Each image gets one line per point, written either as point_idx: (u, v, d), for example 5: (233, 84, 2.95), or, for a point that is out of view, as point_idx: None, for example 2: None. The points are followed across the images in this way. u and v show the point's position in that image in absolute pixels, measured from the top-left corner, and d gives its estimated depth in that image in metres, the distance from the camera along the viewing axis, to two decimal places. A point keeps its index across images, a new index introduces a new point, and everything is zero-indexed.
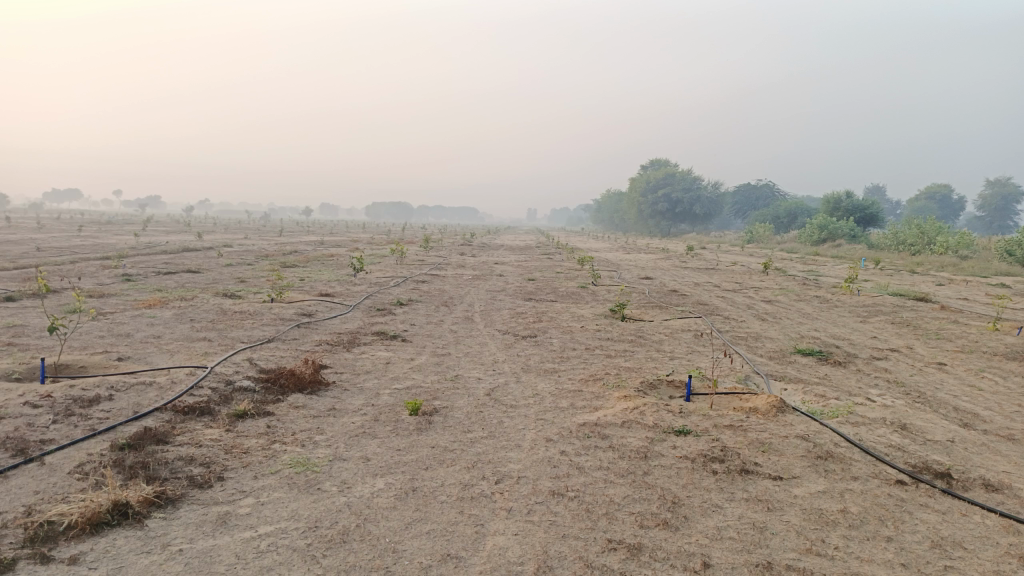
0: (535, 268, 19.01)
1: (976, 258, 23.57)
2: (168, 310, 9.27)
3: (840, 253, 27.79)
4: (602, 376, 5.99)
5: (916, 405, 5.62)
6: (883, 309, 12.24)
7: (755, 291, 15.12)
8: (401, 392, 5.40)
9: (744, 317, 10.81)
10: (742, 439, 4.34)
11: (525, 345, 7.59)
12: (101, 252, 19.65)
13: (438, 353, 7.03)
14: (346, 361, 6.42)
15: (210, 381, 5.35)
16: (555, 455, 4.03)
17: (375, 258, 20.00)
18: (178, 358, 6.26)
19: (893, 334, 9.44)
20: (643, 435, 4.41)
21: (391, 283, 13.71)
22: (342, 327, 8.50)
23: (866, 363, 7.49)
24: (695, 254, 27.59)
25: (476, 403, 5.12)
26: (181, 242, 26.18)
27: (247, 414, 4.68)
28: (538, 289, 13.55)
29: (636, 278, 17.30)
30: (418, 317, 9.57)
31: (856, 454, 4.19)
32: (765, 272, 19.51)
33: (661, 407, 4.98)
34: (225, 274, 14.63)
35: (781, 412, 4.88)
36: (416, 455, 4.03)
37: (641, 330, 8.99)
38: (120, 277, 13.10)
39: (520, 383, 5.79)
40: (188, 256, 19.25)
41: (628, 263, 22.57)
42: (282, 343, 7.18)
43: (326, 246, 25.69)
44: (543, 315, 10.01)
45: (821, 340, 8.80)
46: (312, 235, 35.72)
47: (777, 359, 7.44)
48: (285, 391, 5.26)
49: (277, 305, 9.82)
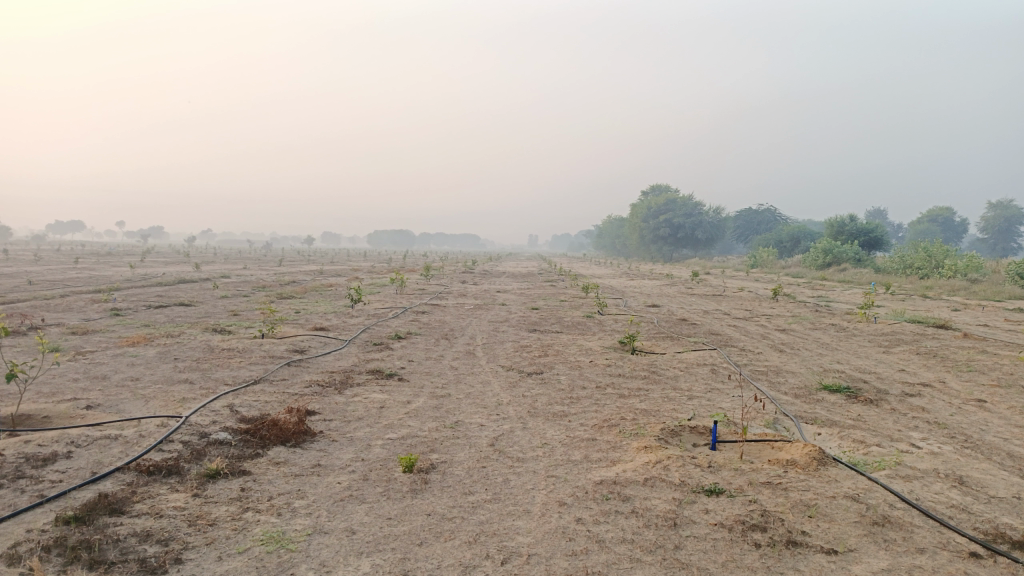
0: (538, 295, 18.53)
1: (987, 282, 23.03)
2: (151, 348, 8.75)
3: (847, 278, 27.24)
4: (617, 421, 5.43)
5: (966, 452, 5.05)
6: (904, 338, 11.66)
7: (767, 319, 14.56)
8: (395, 444, 4.85)
9: (760, 348, 10.26)
10: (784, 501, 3.79)
11: (530, 383, 7.05)
12: (95, 284, 19.22)
13: (437, 394, 6.48)
14: (336, 406, 5.89)
15: (183, 433, 4.82)
16: (570, 525, 3.49)
17: (375, 288, 19.53)
18: (153, 405, 5.72)
19: (921, 367, 8.86)
20: (670, 496, 3.87)
21: (389, 314, 13.20)
22: (336, 366, 7.96)
23: (899, 400, 6.91)
24: (701, 281, 27.14)
25: (478, 457, 4.57)
26: (176, 272, 25.69)
27: (219, 475, 4.14)
28: (542, 319, 13.02)
29: (643, 306, 16.73)
30: (417, 352, 9.04)
31: (916, 518, 3.64)
32: (774, 298, 18.96)
33: (687, 460, 4.43)
34: (218, 306, 14.15)
35: (822, 466, 4.33)
36: (410, 526, 3.48)
37: (653, 364, 8.45)
38: (108, 312, 12.58)
39: (527, 431, 5.24)
40: (183, 288, 18.75)
41: (633, 290, 22.06)
42: (269, 385, 6.64)
43: (326, 276, 25.21)
44: (549, 349, 9.47)
45: (847, 375, 8.23)
46: (313, 265, 35.26)
47: (803, 397, 6.88)
48: (265, 444, 4.72)
49: (267, 340, 9.31)
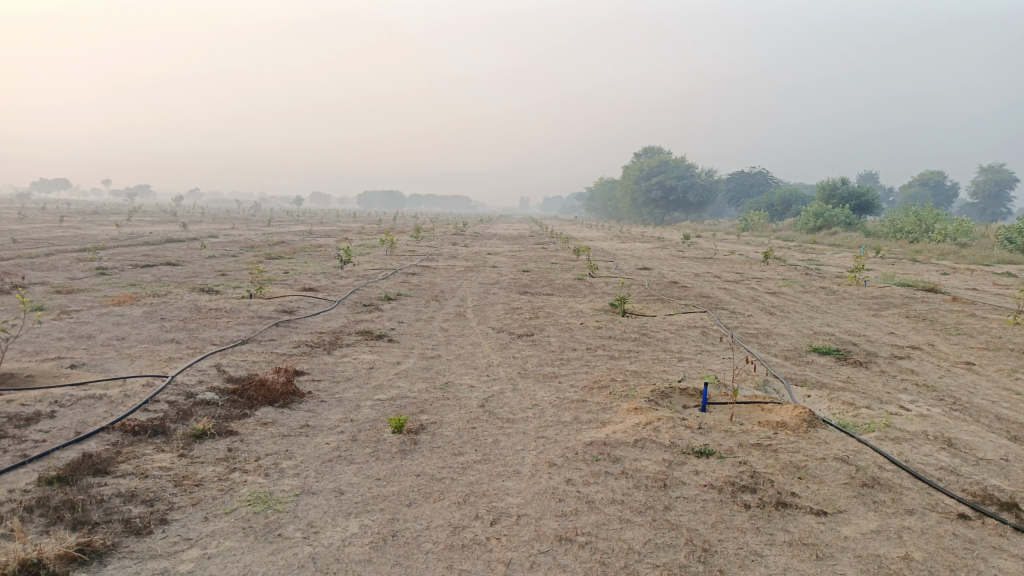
0: (529, 257, 18.45)
1: (976, 246, 23.11)
2: (137, 307, 8.64)
3: (837, 241, 27.26)
4: (608, 383, 5.41)
5: (954, 414, 5.07)
6: (894, 301, 11.69)
7: (758, 282, 14.56)
8: (384, 405, 4.81)
9: (751, 311, 10.26)
10: (774, 462, 3.78)
11: (521, 345, 7.01)
12: (80, 243, 18.96)
13: (426, 356, 6.43)
14: (325, 367, 5.83)
15: (169, 393, 4.76)
16: (560, 486, 3.48)
17: (364, 248, 19.38)
18: (138, 365, 5.65)
19: (910, 330, 8.89)
20: (660, 457, 3.86)
21: (379, 275, 13.10)
22: (324, 326, 7.90)
23: (889, 363, 6.93)
24: (692, 244, 27.09)
25: (468, 418, 4.54)
26: (163, 232, 25.46)
27: (206, 435, 4.09)
28: (533, 281, 12.96)
29: (634, 268, 16.69)
30: (407, 314, 8.98)
31: (905, 480, 3.64)
32: (765, 262, 18.96)
33: (678, 422, 4.41)
34: (206, 266, 14.00)
35: (812, 428, 4.33)
36: (399, 487, 3.45)
37: (644, 326, 8.43)
38: (94, 272, 12.42)
39: (517, 392, 5.22)
40: (169, 248, 18.54)
41: (624, 253, 22.00)
42: (256, 346, 6.57)
43: (315, 237, 24.96)
44: (540, 310, 9.42)
45: (836, 338, 8.24)
46: (302, 225, 34.95)
47: (793, 359, 6.88)
48: (253, 404, 4.67)
49: (255, 301, 9.22)
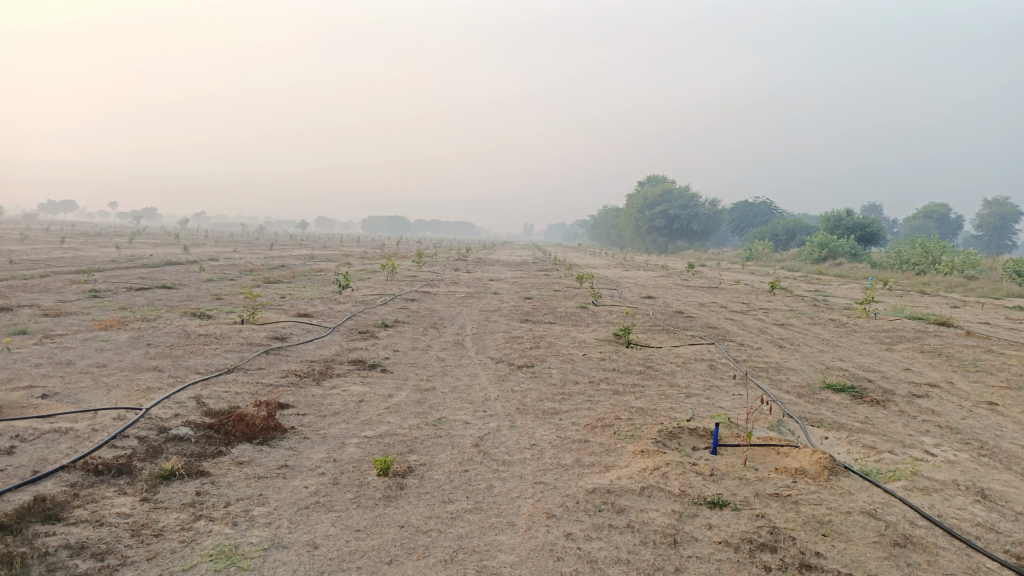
0: (531, 284, 18.16)
1: (984, 279, 22.78)
2: (124, 332, 8.34)
3: (843, 273, 26.93)
4: (612, 422, 5.07)
5: (984, 460, 4.70)
6: (905, 335, 11.34)
7: (765, 313, 14.21)
8: (371, 443, 4.47)
9: (759, 343, 9.92)
10: (794, 516, 3.44)
11: (520, 378, 6.68)
12: (78, 265, 18.72)
13: (420, 388, 6.10)
14: (311, 400, 5.50)
15: (140, 427, 4.44)
16: (559, 542, 3.14)
17: (364, 273, 19.11)
18: (114, 395, 5.33)
19: (926, 366, 8.53)
20: (669, 509, 3.52)
21: (377, 301, 12.81)
22: (316, 354, 7.58)
23: (907, 402, 6.57)
24: (696, 272, 26.77)
25: (460, 459, 4.21)
26: (163, 254, 25.25)
27: (174, 476, 3.77)
28: (535, 309, 12.63)
29: (638, 297, 16.36)
30: (403, 342, 8.66)
31: (941, 539, 3.29)
32: (771, 292, 18.62)
33: (688, 467, 4.07)
34: (201, 290, 13.72)
35: (834, 476, 3.98)
36: (380, 540, 3.12)
37: (650, 358, 8.10)
38: (85, 294, 12.13)
39: (514, 430, 4.88)
40: (166, 271, 18.28)
41: (627, 281, 21.70)
42: (242, 376, 6.25)
43: (316, 262, 24.72)
44: (541, 340, 9.10)
45: (849, 373, 7.89)
46: (303, 249, 34.79)
47: (806, 396, 6.53)
48: (230, 441, 4.35)
49: (247, 327, 8.90)
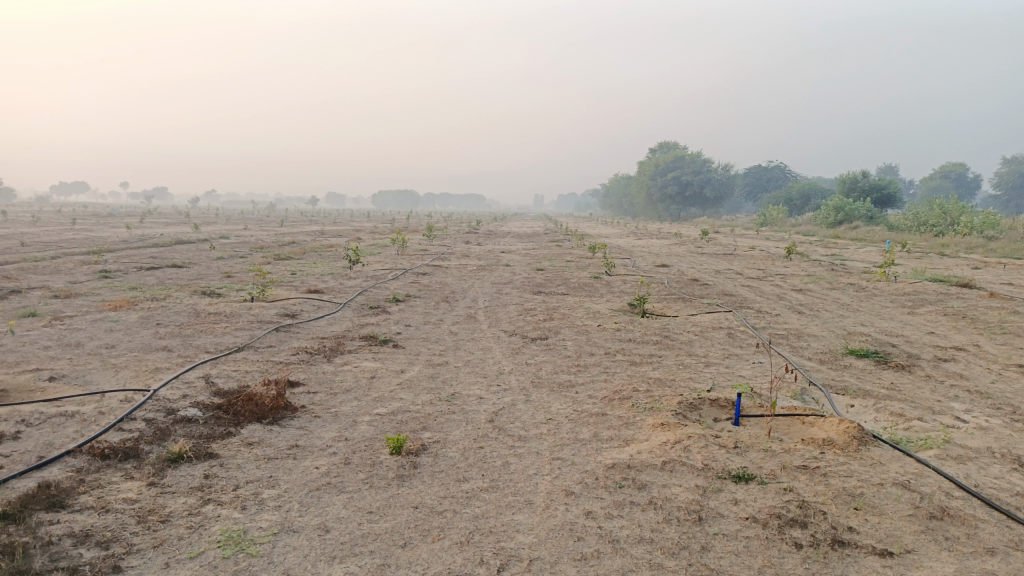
0: (543, 255, 17.99)
1: (1004, 239, 22.31)
2: (134, 312, 8.27)
3: (859, 236, 26.47)
4: (631, 394, 4.92)
5: (1018, 425, 4.52)
6: (927, 298, 11.09)
7: (782, 279, 13.96)
8: (384, 421, 4.36)
9: (777, 310, 9.73)
10: (823, 489, 3.30)
11: (534, 350, 6.54)
12: (89, 246, 18.70)
13: (433, 363, 5.98)
14: (322, 377, 5.40)
15: (148, 409, 4.34)
16: (579, 521, 3.01)
17: (375, 248, 18.98)
18: (122, 376, 5.25)
19: (951, 329, 8.31)
20: (692, 484, 3.39)
21: (389, 275, 12.69)
22: (327, 331, 7.47)
23: (933, 367, 6.38)
24: (710, 239, 26.44)
25: (475, 436, 4.09)
26: (174, 234, 25.26)
27: (182, 458, 3.67)
28: (548, 281, 12.46)
29: (652, 266, 16.12)
30: (415, 316, 8.54)
31: (979, 511, 3.13)
32: (787, 257, 18.32)
33: (710, 440, 3.92)
34: (211, 268, 13.64)
35: (863, 446, 3.82)
36: (393, 522, 3.00)
37: (666, 328, 7.94)
38: (96, 275, 12.08)
39: (529, 404, 4.75)
40: (177, 249, 18.22)
41: (640, 250, 21.43)
42: (251, 354, 6.14)
43: (327, 237, 24.62)
44: (555, 312, 8.94)
45: (872, 338, 7.69)
46: (314, 225, 34.73)
47: (829, 363, 6.35)
48: (239, 422, 4.25)
49: (257, 304, 8.82)
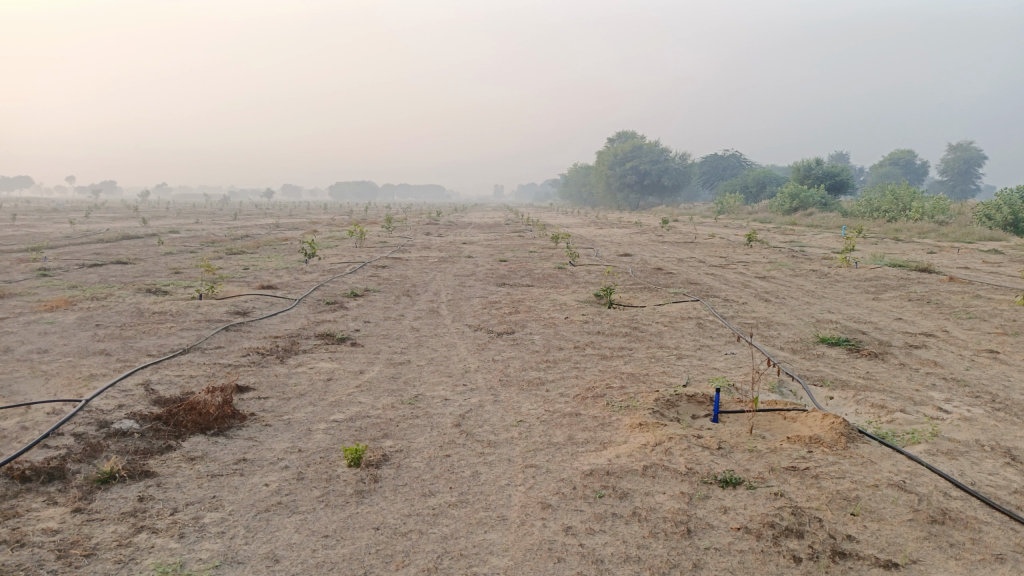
0: (505, 246, 17.70)
1: (955, 224, 22.69)
2: (72, 313, 7.73)
3: (815, 223, 26.74)
4: (605, 391, 4.67)
5: (1001, 415, 4.39)
6: (890, 283, 11.09)
7: (745, 267, 13.88)
8: (341, 428, 4.03)
9: (744, 298, 9.59)
10: (817, 493, 3.08)
11: (501, 346, 6.25)
12: (27, 242, 17.75)
13: (394, 362, 5.65)
14: (274, 381, 5.03)
15: (78, 422, 3.93)
16: (558, 539, 2.74)
17: (332, 241, 18.44)
18: (52, 385, 4.80)
19: (918, 315, 8.25)
20: (677, 491, 3.14)
21: (346, 269, 12.25)
22: (281, 329, 7.07)
23: (906, 354, 6.27)
24: (669, 228, 26.37)
25: (441, 443, 3.79)
26: (121, 227, 24.31)
27: (113, 479, 3.29)
28: (511, 272, 12.18)
29: (616, 255, 15.94)
30: (374, 312, 8.17)
31: (980, 512, 2.94)
32: (748, 245, 18.33)
33: (693, 441, 3.68)
34: (159, 264, 13.01)
35: (852, 444, 3.63)
36: (351, 547, 2.69)
37: (635, 319, 7.73)
38: (33, 273, 11.38)
39: (498, 405, 4.47)
40: (123, 245, 17.44)
41: (602, 239, 21.26)
42: (198, 356, 5.73)
43: (282, 230, 23.95)
44: (520, 304, 8.66)
45: (842, 326, 7.59)
46: (268, 218, 33.76)
47: (802, 353, 6.19)
48: (181, 434, 3.88)
49: (206, 302, 8.35)
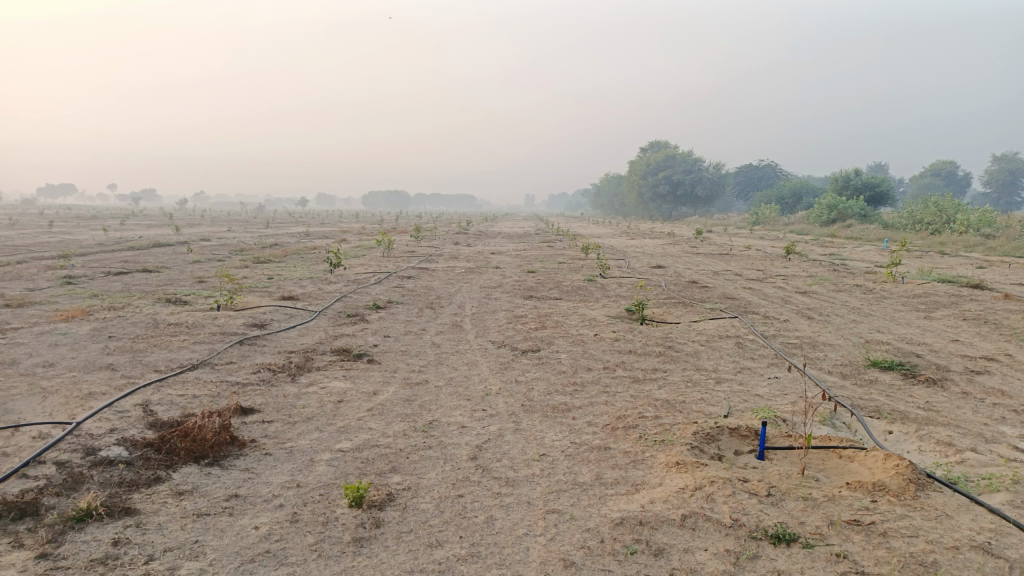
0: (535, 257, 17.32)
1: (1003, 237, 21.76)
2: (87, 324, 7.52)
3: (854, 235, 25.93)
4: (637, 422, 4.24)
5: None
6: (940, 300, 10.45)
7: (784, 280, 13.30)
8: (346, 460, 3.67)
9: (785, 315, 9.07)
10: (886, 556, 2.63)
11: (525, 366, 5.85)
12: (60, 249, 17.84)
13: (410, 383, 5.28)
14: (282, 402, 4.70)
15: (64, 448, 3.65)
16: None
17: (360, 250, 18.24)
18: (49, 404, 4.52)
19: (976, 337, 7.65)
20: (723, 548, 2.72)
21: (371, 280, 11.97)
22: (297, 344, 6.77)
23: (968, 381, 5.73)
24: (703, 239, 25.73)
25: (454, 480, 3.41)
26: (153, 235, 24.48)
27: (89, 517, 2.96)
28: (540, 284, 11.78)
29: (648, 267, 15.44)
30: (395, 326, 7.83)
31: None
32: (785, 257, 17.67)
33: (739, 485, 3.24)
34: (184, 273, 12.89)
35: (922, 492, 3.17)
36: None
37: (669, 337, 7.28)
38: (58, 281, 11.31)
39: (519, 435, 4.07)
40: (153, 253, 17.41)
41: (634, 250, 20.76)
42: (205, 373, 5.44)
43: (311, 239, 23.88)
44: (547, 319, 8.26)
45: (893, 348, 7.04)
46: (300, 226, 33.90)
47: (854, 378, 5.69)
48: (172, 463, 3.56)
49: (223, 314, 8.08)
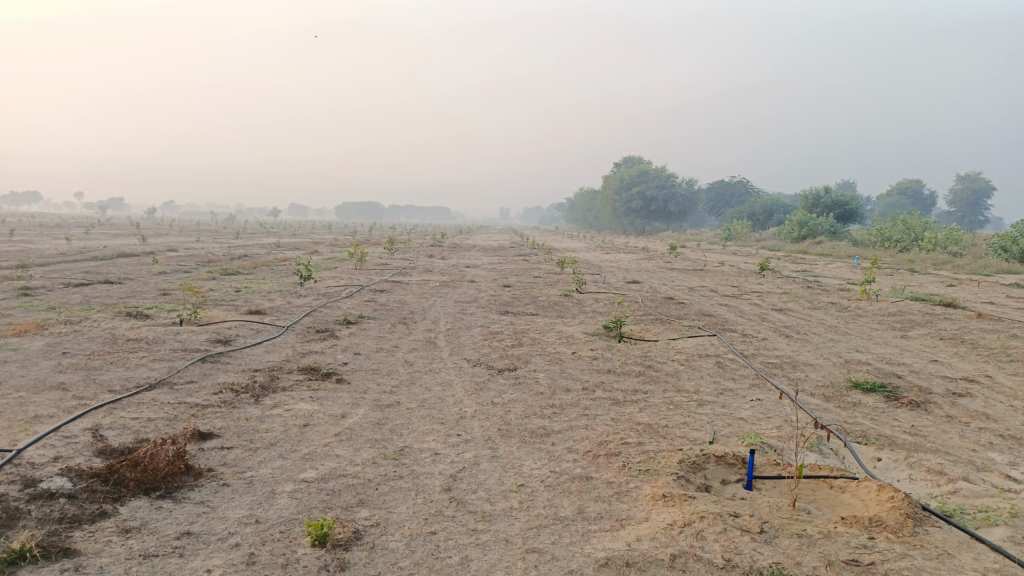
0: (510, 271, 17.14)
1: (970, 254, 22.09)
2: (41, 339, 7.16)
3: (825, 252, 26.19)
4: (619, 449, 4.05)
5: None
6: (915, 319, 10.45)
7: (759, 297, 13.27)
8: (310, 491, 3.43)
9: (763, 333, 8.98)
10: None
11: (502, 386, 5.64)
12: (19, 258, 17.25)
13: (381, 405, 5.04)
14: (244, 426, 4.43)
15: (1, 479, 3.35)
16: None
17: (332, 263, 17.91)
18: None
19: (954, 357, 7.59)
20: None
21: (342, 293, 11.68)
22: (262, 361, 6.48)
23: (952, 404, 5.64)
24: (677, 254, 25.79)
25: (426, 514, 3.18)
26: (118, 245, 23.91)
27: (22, 559, 2.68)
28: (515, 299, 11.60)
29: (623, 282, 15.34)
30: (366, 342, 7.57)
31: None
32: (759, 274, 17.70)
33: (730, 521, 3.06)
34: (149, 284, 12.47)
35: (920, 528, 3.01)
36: None
37: (648, 355, 7.13)
38: (15, 292, 10.87)
39: (496, 463, 3.86)
40: (117, 263, 16.92)
41: (609, 265, 20.69)
42: (163, 394, 5.14)
43: (282, 250, 23.45)
44: (523, 336, 8.06)
45: (874, 368, 6.94)
46: (271, 237, 33.38)
47: (837, 400, 5.57)
48: (120, 496, 3.28)
49: (187, 329, 7.76)
